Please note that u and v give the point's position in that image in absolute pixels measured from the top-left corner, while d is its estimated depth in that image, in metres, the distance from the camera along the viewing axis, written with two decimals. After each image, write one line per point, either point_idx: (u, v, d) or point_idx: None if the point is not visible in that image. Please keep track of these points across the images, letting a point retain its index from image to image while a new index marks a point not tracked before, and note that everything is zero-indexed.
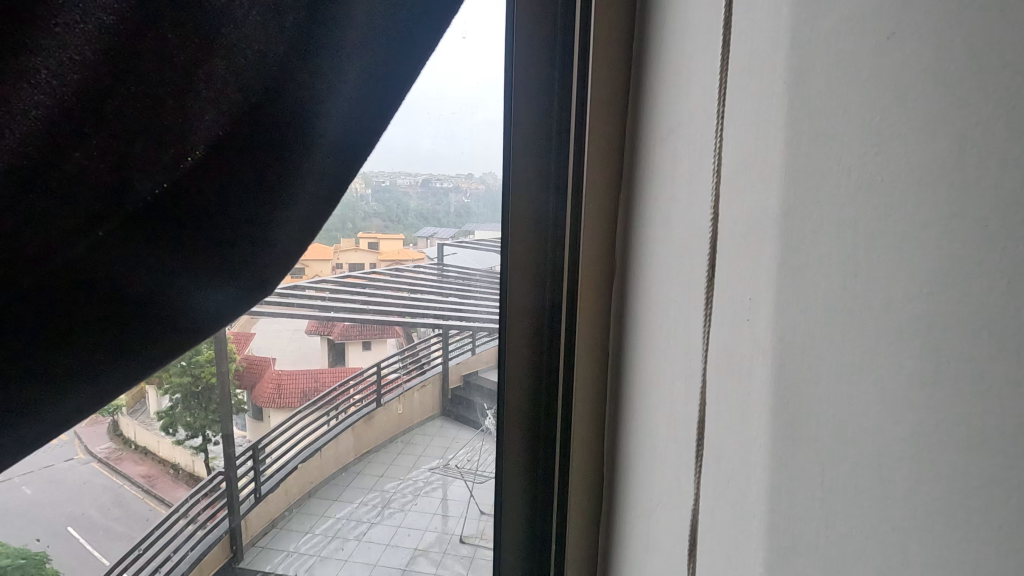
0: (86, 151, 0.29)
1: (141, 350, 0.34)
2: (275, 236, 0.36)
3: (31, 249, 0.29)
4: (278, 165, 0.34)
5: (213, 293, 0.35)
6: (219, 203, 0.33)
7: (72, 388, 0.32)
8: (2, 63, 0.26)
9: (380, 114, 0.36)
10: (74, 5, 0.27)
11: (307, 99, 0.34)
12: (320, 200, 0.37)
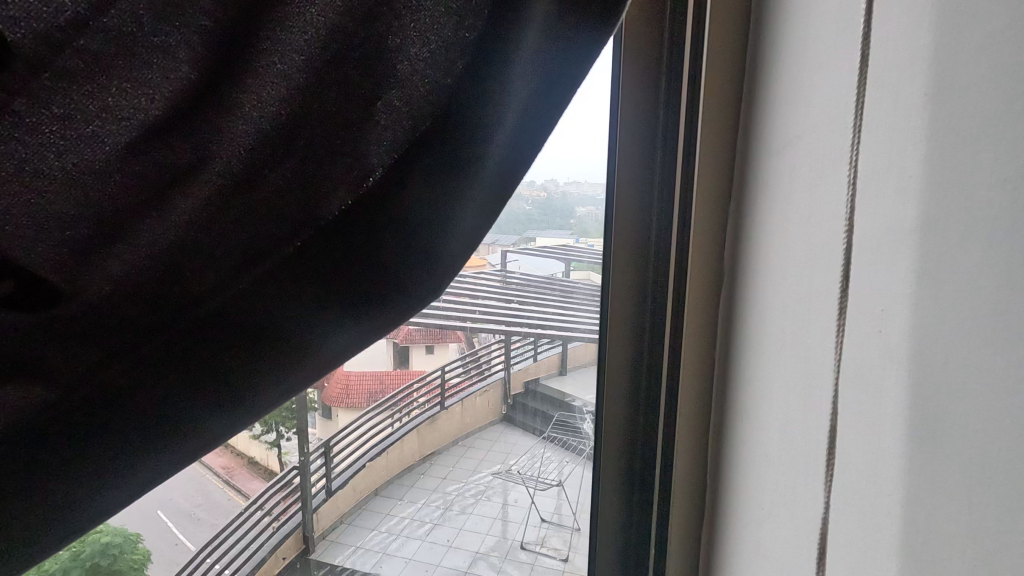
0: (280, 174, 0.32)
1: (299, 361, 0.37)
2: (411, 281, 0.39)
3: (233, 261, 0.33)
4: (435, 191, 0.37)
5: (362, 315, 0.38)
6: (379, 229, 0.36)
7: (249, 383, 0.36)
8: (215, 101, 0.29)
9: (519, 166, 0.38)
10: (273, 51, 0.29)
11: (468, 131, 0.36)
12: (471, 230, 0.39)
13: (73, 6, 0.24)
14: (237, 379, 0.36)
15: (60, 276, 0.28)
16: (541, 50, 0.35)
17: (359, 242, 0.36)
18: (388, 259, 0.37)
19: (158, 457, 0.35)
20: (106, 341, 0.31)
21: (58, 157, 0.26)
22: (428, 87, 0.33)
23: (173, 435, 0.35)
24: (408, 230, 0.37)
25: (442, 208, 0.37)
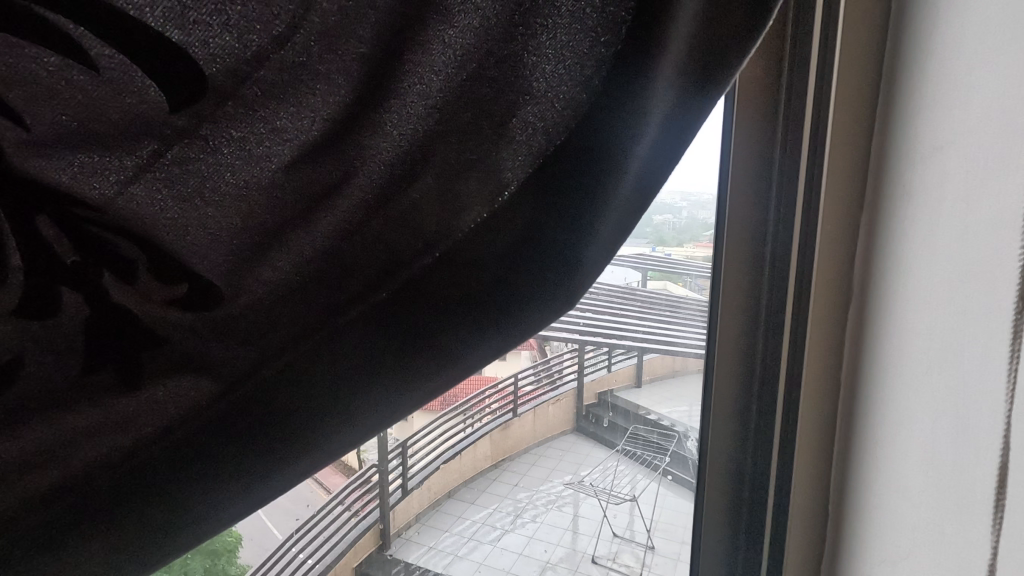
0: (418, 190, 0.32)
1: (424, 379, 0.36)
2: (522, 312, 0.35)
3: (374, 273, 0.34)
4: (567, 201, 0.33)
5: (481, 333, 0.35)
6: (507, 242, 0.34)
7: (373, 398, 0.35)
8: (360, 121, 0.30)
9: (636, 215, 0.33)
10: (416, 71, 0.30)
11: (606, 134, 0.31)
12: (604, 243, 0.33)
13: (258, 40, 0.26)
14: (347, 410, 0.35)
15: (225, 278, 0.32)
16: (678, 89, 0.29)
17: (463, 277, 0.34)
18: (483, 302, 0.35)
19: (282, 477, 0.36)
20: (256, 345, 0.34)
21: (232, 174, 0.29)
22: (559, 108, 0.31)
23: (295, 456, 0.35)
24: (514, 268, 0.34)
25: (546, 252, 0.34)
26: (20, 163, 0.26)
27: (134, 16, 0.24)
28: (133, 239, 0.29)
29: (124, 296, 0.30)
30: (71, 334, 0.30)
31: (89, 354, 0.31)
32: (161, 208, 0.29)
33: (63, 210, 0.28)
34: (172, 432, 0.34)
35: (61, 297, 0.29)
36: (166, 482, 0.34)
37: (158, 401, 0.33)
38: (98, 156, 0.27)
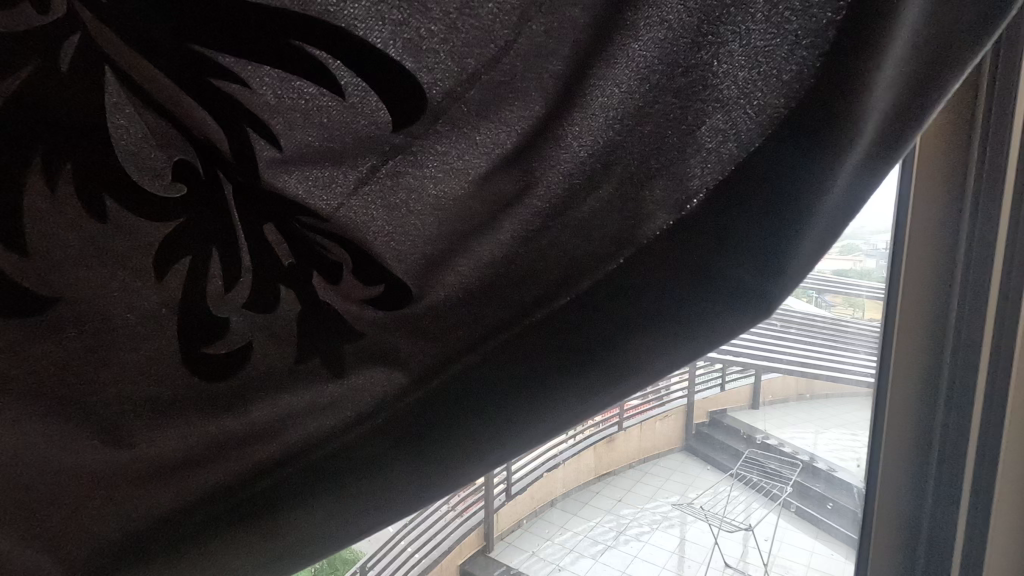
0: (596, 197, 0.33)
1: (609, 385, 0.36)
2: (714, 321, 0.35)
3: (553, 278, 0.35)
4: (768, 210, 0.31)
5: (669, 341, 0.35)
6: (696, 251, 0.33)
7: (558, 403, 0.37)
8: (544, 134, 0.32)
9: (835, 233, 0.32)
10: (601, 86, 0.31)
11: (814, 141, 0.28)
12: (812, 250, 0.32)
13: (473, 62, 0.29)
14: (523, 418, 0.37)
15: (417, 278, 0.36)
16: (897, 113, 0.28)
17: (646, 297, 0.34)
18: (668, 320, 0.34)
19: (460, 471, 0.39)
20: (441, 346, 0.37)
21: (434, 185, 0.32)
22: (753, 116, 0.29)
23: (473, 453, 0.38)
24: (707, 278, 0.33)
25: (739, 270, 0.33)
26: (264, 180, 0.32)
27: (378, 48, 0.27)
28: (343, 245, 0.34)
29: (326, 294, 0.35)
30: (288, 325, 0.36)
31: (303, 344, 0.36)
32: (372, 215, 0.33)
33: (291, 219, 0.33)
34: (365, 422, 0.37)
35: (280, 293, 0.35)
36: (368, 465, 0.38)
37: (356, 391, 0.37)
38: (328, 170, 0.32)
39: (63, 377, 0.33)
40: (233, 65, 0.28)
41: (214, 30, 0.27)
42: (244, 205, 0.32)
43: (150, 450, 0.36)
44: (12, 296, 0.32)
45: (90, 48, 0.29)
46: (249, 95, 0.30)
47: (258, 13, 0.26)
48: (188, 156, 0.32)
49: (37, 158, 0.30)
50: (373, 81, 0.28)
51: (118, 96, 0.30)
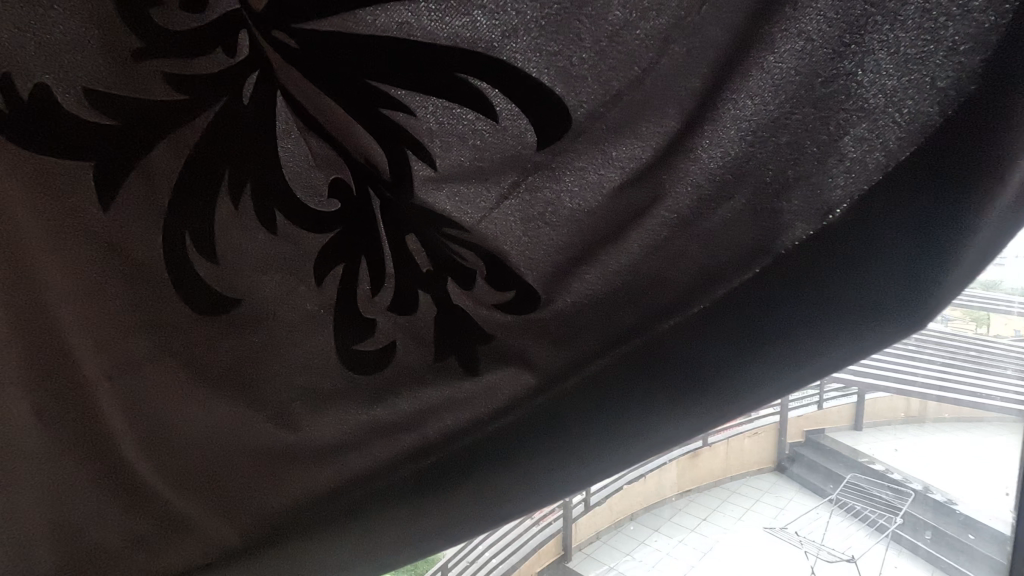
0: (726, 208, 0.33)
1: (738, 396, 0.35)
2: (859, 333, 0.33)
3: (683, 287, 0.35)
4: (925, 216, 0.30)
5: (809, 350, 0.34)
6: (844, 260, 0.32)
7: (685, 411, 0.37)
8: (675, 147, 0.33)
9: (1003, 248, 0.31)
10: (735, 98, 0.31)
11: (981, 144, 0.29)
12: (976, 261, 0.31)
13: (617, 85, 0.31)
14: (646, 421, 0.37)
15: (546, 287, 0.37)
16: None
17: (787, 300, 0.33)
18: (810, 325, 0.33)
19: (582, 478, 0.40)
20: (568, 351, 0.38)
21: (570, 199, 0.35)
22: (903, 123, 0.29)
23: (592, 456, 0.39)
24: (854, 284, 0.32)
25: (890, 276, 0.32)
26: (417, 195, 0.36)
27: (533, 76, 0.31)
28: (479, 254, 0.37)
29: (461, 300, 0.38)
30: (426, 328, 0.39)
31: (441, 346, 0.39)
32: (511, 227, 0.36)
33: (435, 230, 0.36)
34: (497, 419, 0.40)
35: (417, 298, 0.39)
36: (497, 460, 0.40)
37: (490, 389, 0.40)
38: (473, 186, 0.35)
39: (250, 365, 0.41)
40: (402, 97, 0.33)
41: (388, 68, 0.32)
42: (393, 218, 0.37)
43: (316, 434, 0.42)
44: (213, 292, 0.40)
45: (276, 86, 0.37)
46: (414, 121, 0.34)
47: (426, 50, 0.31)
48: (344, 175, 0.36)
49: (226, 174, 0.39)
50: (523, 102, 0.32)
51: (292, 127, 0.39)
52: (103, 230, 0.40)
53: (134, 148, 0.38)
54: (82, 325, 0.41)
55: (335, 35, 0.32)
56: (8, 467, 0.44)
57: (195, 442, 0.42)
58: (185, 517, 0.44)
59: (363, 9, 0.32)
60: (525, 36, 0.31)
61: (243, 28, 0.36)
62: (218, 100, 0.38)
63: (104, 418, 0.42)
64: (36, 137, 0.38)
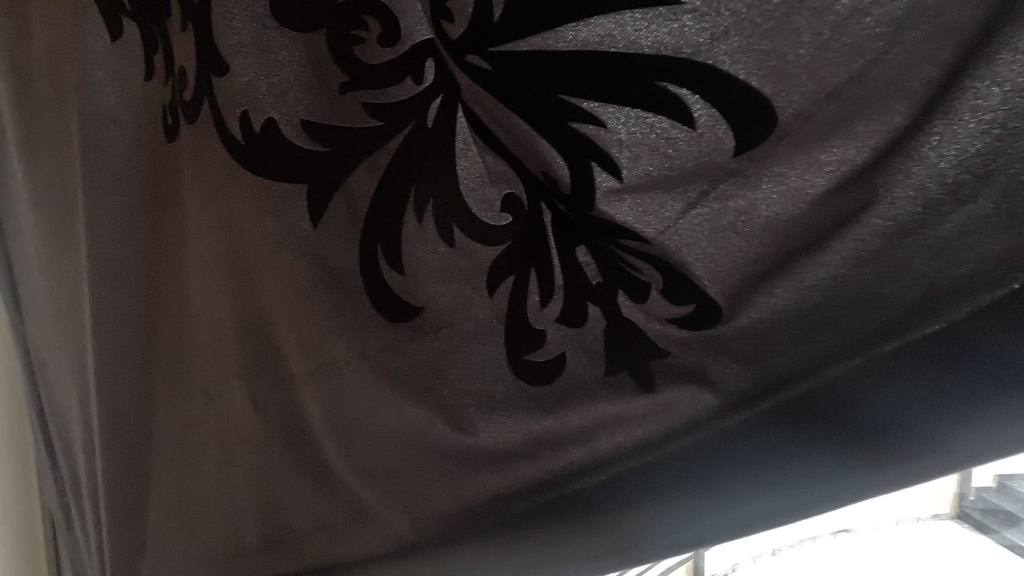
0: (967, 213, 0.28)
1: (976, 440, 0.29)
2: None
3: (905, 304, 0.30)
4: None
5: None
6: None
7: (898, 451, 0.32)
8: (898, 147, 0.29)
9: None
10: (980, 86, 0.27)
11: None
12: None
13: (836, 80, 0.29)
14: (831, 456, 0.34)
15: (731, 302, 0.35)
16: None
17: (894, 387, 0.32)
18: (958, 401, 0.30)
19: (757, 517, 0.36)
20: (756, 370, 0.35)
21: (765, 207, 0.32)
22: None
23: (773, 491, 0.35)
24: None
25: None
26: (598, 207, 0.36)
27: (739, 78, 0.31)
28: (655, 266, 0.36)
29: (631, 313, 0.37)
30: (596, 341, 0.39)
31: (611, 360, 0.39)
32: (696, 238, 0.35)
33: (609, 241, 0.37)
34: (672, 441, 0.37)
35: (587, 311, 0.39)
36: (667, 485, 0.38)
37: (664, 407, 0.38)
38: (657, 197, 0.35)
39: (430, 370, 0.44)
40: (592, 108, 0.34)
41: (580, 82, 0.34)
42: (561, 229, 0.38)
43: (488, 440, 0.42)
44: (400, 301, 0.44)
45: (459, 106, 0.40)
46: (605, 133, 0.35)
47: (625, 61, 0.33)
48: (517, 190, 0.39)
49: (413, 193, 0.42)
50: (721, 103, 0.31)
51: (470, 145, 0.40)
52: (311, 244, 0.45)
53: (343, 174, 0.44)
54: (294, 326, 0.47)
55: (533, 53, 0.35)
56: (238, 443, 0.52)
57: (379, 438, 0.46)
58: (367, 507, 0.47)
59: (565, 26, 0.34)
60: (737, 36, 0.30)
61: (429, 57, 0.40)
62: (404, 124, 0.42)
63: (304, 407, 0.48)
64: (265, 167, 0.45)
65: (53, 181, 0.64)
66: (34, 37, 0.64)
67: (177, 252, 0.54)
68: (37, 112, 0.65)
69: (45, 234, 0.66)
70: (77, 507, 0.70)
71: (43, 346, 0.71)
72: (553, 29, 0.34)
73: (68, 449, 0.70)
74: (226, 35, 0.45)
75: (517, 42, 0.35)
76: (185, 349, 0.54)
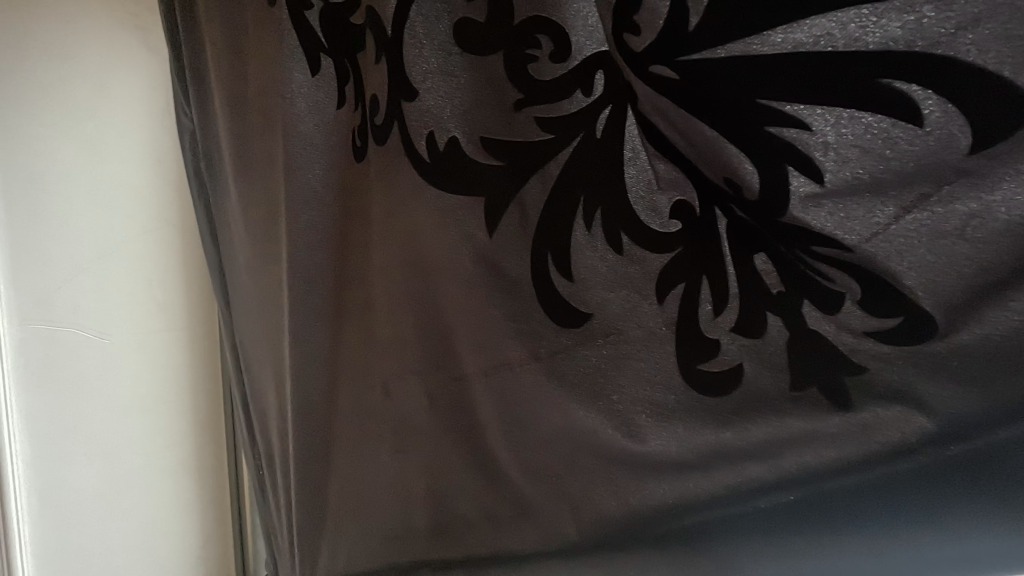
0: None
1: None
2: None
3: None
4: None
5: None
6: None
7: None
8: None
9: None
10: None
11: None
12: None
13: None
14: None
15: (949, 315, 0.32)
16: None
17: None
18: None
19: (945, 556, 0.34)
20: (982, 392, 0.32)
21: (1002, 213, 0.30)
22: None
23: (965, 530, 0.34)
24: None
25: None
26: (791, 212, 0.35)
27: (987, 68, 0.29)
28: (854, 275, 0.34)
29: (818, 324, 0.36)
30: (778, 353, 0.37)
31: (798, 373, 0.37)
32: (912, 245, 0.32)
33: (797, 248, 0.36)
34: (868, 464, 0.35)
35: (767, 322, 0.38)
36: (851, 511, 0.37)
37: (864, 428, 0.35)
38: (865, 202, 0.33)
39: (599, 374, 0.44)
40: (795, 111, 0.34)
41: (785, 85, 0.34)
42: (741, 237, 0.38)
43: (659, 448, 0.42)
44: (569, 307, 0.45)
45: (628, 108, 0.41)
46: (809, 136, 0.34)
47: (843, 61, 0.32)
48: (689, 197, 0.39)
49: (581, 201, 0.44)
50: (959, 96, 0.29)
51: (639, 153, 0.41)
52: (486, 251, 0.48)
53: (517, 185, 0.46)
54: (469, 328, 0.50)
55: (735, 58, 0.35)
56: (411, 435, 0.57)
57: (547, 439, 0.47)
58: (531, 504, 0.49)
59: (775, 29, 0.34)
60: (989, 22, 0.28)
61: (601, 69, 0.42)
62: (573, 137, 0.43)
63: (476, 403, 0.51)
64: (448, 182, 0.49)
65: (262, 197, 0.75)
66: (247, 76, 0.75)
67: (364, 260, 0.60)
68: (247, 139, 0.76)
69: (250, 244, 0.77)
70: (272, 479, 0.80)
71: (245, 340, 0.82)
72: (760, 32, 0.34)
73: (265, 428, 0.81)
74: (416, 63, 0.50)
75: (717, 49, 0.36)
76: (368, 346, 0.60)
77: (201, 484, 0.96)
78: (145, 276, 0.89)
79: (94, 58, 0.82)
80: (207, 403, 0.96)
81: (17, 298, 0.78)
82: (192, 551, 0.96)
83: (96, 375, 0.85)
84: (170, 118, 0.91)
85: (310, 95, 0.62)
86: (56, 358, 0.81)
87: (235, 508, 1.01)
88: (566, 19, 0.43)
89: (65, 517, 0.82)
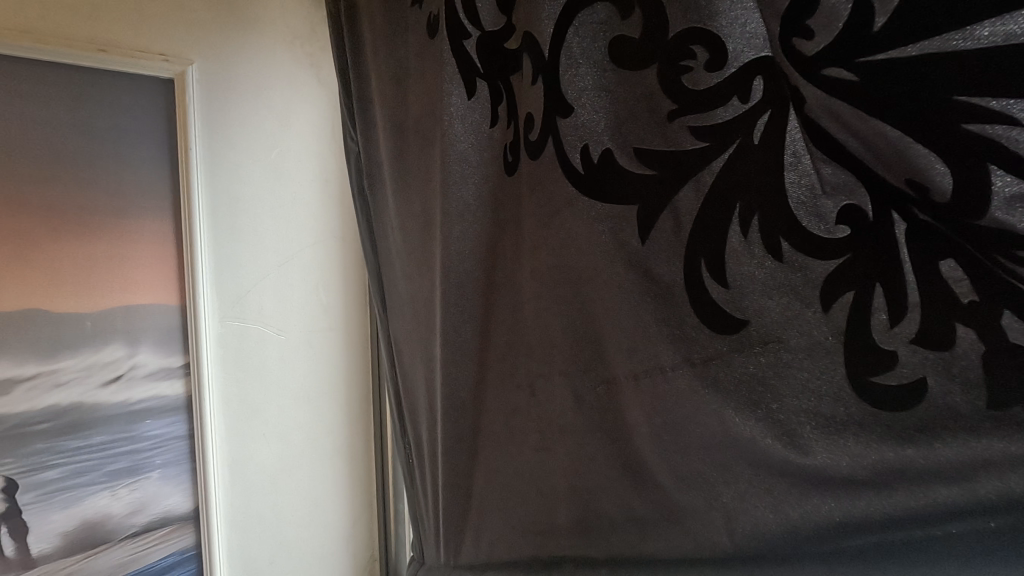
0: None
1: None
2: None
3: None
4: None
5: None
6: None
7: None
8: None
9: None
10: None
11: None
12: None
13: None
14: None
15: None
16: None
17: None
18: None
19: None
20: None
21: None
22: None
23: None
24: None
25: None
26: (992, 215, 0.33)
27: None
28: None
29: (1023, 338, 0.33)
30: (971, 368, 0.35)
31: (996, 390, 0.34)
32: None
33: (998, 253, 0.33)
34: None
35: (956, 334, 0.35)
36: None
37: None
38: None
39: (757, 382, 0.44)
40: (1003, 106, 0.32)
41: (991, 81, 0.32)
42: (924, 243, 0.35)
43: (826, 462, 0.41)
44: (725, 313, 0.45)
45: (792, 111, 0.40)
46: (1019, 132, 0.32)
47: None
48: (861, 201, 0.38)
49: (737, 208, 0.44)
50: None
51: (801, 156, 0.40)
52: (638, 257, 0.50)
53: (671, 193, 0.47)
54: (620, 332, 0.52)
55: (928, 56, 0.34)
56: (557, 433, 0.60)
57: (699, 445, 0.47)
58: (680, 509, 0.50)
59: (979, 23, 0.32)
60: None
61: (758, 75, 0.42)
62: (728, 144, 0.44)
63: (625, 405, 0.53)
64: (601, 192, 0.52)
65: (418, 209, 0.83)
66: (406, 102, 0.83)
67: (513, 266, 0.65)
68: (405, 158, 0.84)
69: (406, 252, 0.86)
70: (419, 467, 0.88)
71: (398, 340, 0.91)
72: (963, 27, 0.33)
73: (414, 421, 0.89)
74: (571, 82, 0.53)
75: (907, 47, 0.34)
76: (517, 348, 0.64)
77: (353, 468, 1.08)
78: (314, 282, 1.01)
79: (280, 93, 0.96)
80: (359, 395, 1.09)
81: (219, 300, 0.89)
82: (345, 528, 1.07)
83: (276, 368, 0.97)
84: (336, 143, 1.04)
85: (465, 116, 0.68)
86: (248, 352, 0.93)
87: (380, 493, 1.11)
88: (722, 28, 0.43)
89: (250, 491, 0.94)
